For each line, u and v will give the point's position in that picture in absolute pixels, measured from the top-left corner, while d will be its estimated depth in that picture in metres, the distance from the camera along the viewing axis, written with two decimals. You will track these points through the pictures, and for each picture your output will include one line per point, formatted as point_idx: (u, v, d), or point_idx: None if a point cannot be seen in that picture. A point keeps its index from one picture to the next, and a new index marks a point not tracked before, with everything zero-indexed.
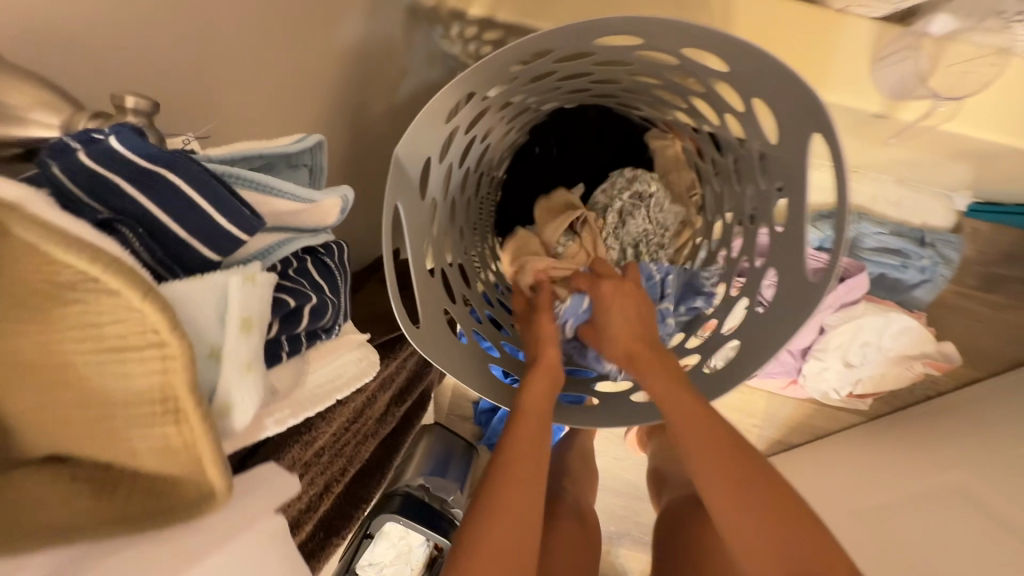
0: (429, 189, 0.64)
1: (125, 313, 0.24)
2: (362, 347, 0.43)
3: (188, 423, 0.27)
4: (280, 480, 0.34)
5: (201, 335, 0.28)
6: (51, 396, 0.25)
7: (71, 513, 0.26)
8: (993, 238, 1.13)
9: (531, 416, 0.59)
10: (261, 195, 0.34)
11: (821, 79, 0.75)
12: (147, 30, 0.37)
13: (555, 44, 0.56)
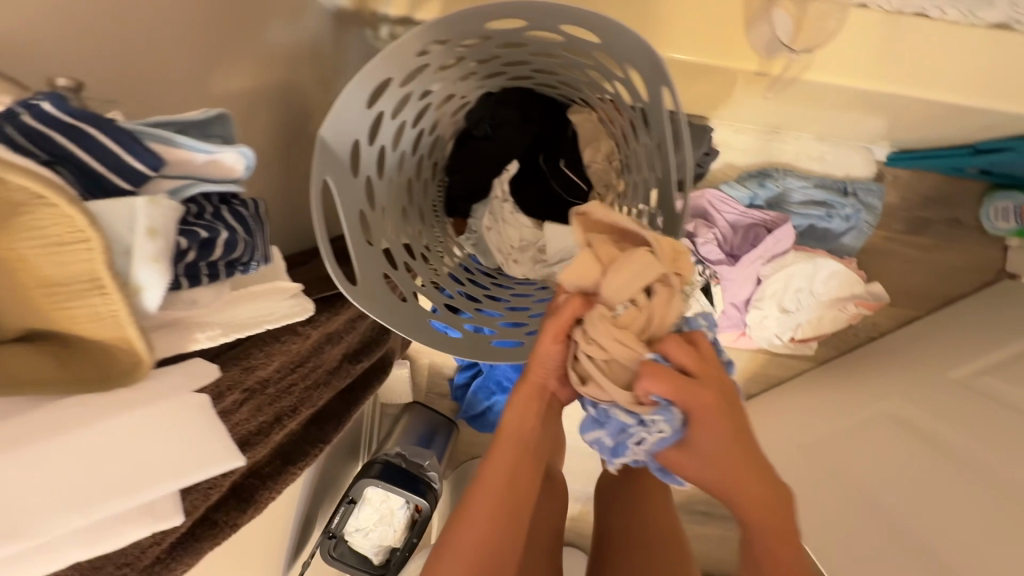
0: (362, 169, 0.73)
1: (58, 216, 0.34)
2: (297, 296, 0.53)
3: (113, 298, 0.37)
4: (201, 368, 0.44)
5: (118, 240, 0.37)
6: (12, 286, 0.35)
7: (39, 374, 0.36)
8: (912, 183, 1.21)
9: (517, 437, 0.67)
10: (165, 147, 0.39)
11: (706, 45, 0.84)
12: (92, 43, 0.46)
13: (451, 31, 0.65)
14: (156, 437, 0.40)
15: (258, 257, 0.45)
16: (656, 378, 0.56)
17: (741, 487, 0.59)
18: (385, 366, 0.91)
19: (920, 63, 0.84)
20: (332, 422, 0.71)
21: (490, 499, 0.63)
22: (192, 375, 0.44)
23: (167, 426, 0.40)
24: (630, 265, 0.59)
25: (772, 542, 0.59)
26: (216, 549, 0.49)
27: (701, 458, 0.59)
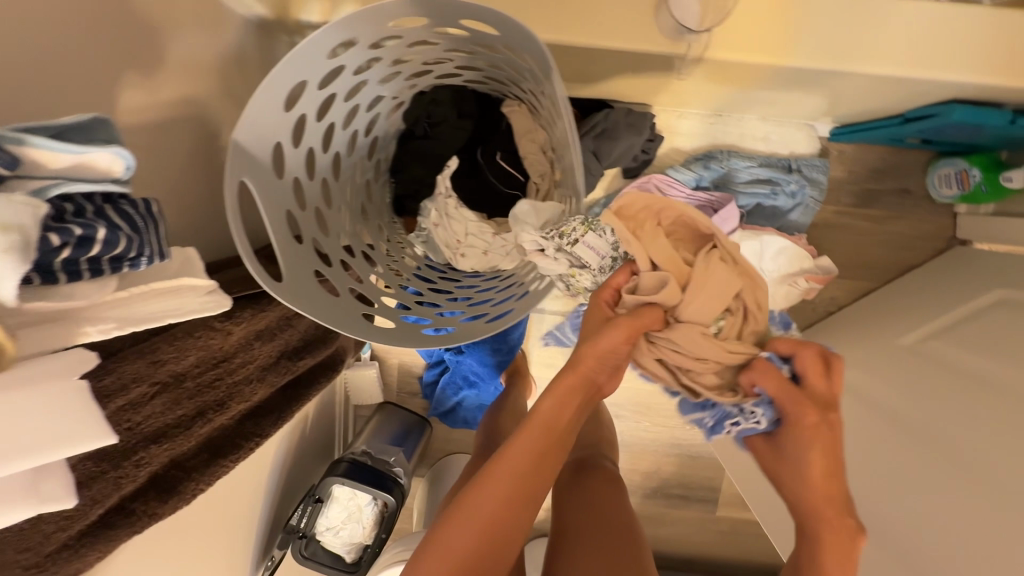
0: (287, 171, 0.75)
1: None
2: (210, 293, 0.56)
3: None
4: (72, 359, 0.40)
5: None
6: None
7: None
8: (858, 157, 1.23)
9: (546, 423, 0.67)
10: (24, 147, 0.38)
11: (618, 31, 0.85)
12: None
13: (356, 32, 0.68)
14: (19, 422, 0.36)
15: (151, 254, 0.46)
16: (765, 378, 0.63)
17: (816, 500, 0.60)
18: (336, 364, 0.93)
19: (833, 40, 0.87)
20: (270, 417, 0.73)
21: (504, 480, 0.63)
22: (62, 364, 0.39)
23: (29, 411, 0.36)
24: (717, 277, 0.63)
25: (828, 559, 0.58)
26: (135, 537, 0.51)
27: (782, 461, 0.63)
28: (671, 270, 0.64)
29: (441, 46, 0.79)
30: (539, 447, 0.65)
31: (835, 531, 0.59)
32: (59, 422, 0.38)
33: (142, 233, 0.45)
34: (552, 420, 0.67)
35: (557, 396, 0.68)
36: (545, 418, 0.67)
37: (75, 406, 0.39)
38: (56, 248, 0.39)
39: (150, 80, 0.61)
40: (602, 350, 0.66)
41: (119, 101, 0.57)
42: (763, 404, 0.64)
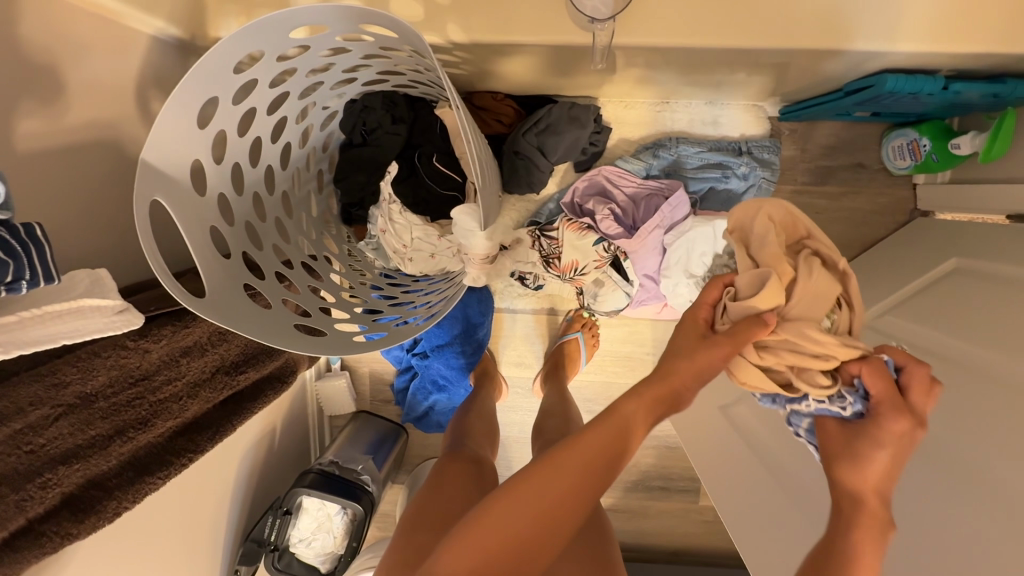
0: (210, 188, 0.76)
1: None
2: (122, 313, 0.57)
3: None
4: None
5: None
6: None
7: None
8: (810, 134, 1.22)
9: (622, 426, 0.59)
10: None
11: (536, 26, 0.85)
12: None
13: (260, 43, 0.68)
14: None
15: (32, 276, 0.47)
16: (873, 374, 0.55)
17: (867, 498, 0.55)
18: (285, 375, 0.93)
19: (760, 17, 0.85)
20: (205, 432, 0.73)
21: (554, 484, 0.55)
22: None
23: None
24: (826, 277, 0.58)
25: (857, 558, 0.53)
26: (45, 559, 0.52)
27: (849, 457, 0.56)
28: (775, 267, 0.58)
29: (356, 52, 0.79)
30: (607, 444, 0.57)
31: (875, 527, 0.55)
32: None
33: (22, 258, 0.46)
34: (627, 430, 0.59)
35: (641, 403, 0.61)
36: (620, 423, 0.59)
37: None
38: None
39: (49, 110, 0.62)
40: (701, 356, 0.61)
41: (14, 133, 0.58)
42: (858, 397, 0.56)
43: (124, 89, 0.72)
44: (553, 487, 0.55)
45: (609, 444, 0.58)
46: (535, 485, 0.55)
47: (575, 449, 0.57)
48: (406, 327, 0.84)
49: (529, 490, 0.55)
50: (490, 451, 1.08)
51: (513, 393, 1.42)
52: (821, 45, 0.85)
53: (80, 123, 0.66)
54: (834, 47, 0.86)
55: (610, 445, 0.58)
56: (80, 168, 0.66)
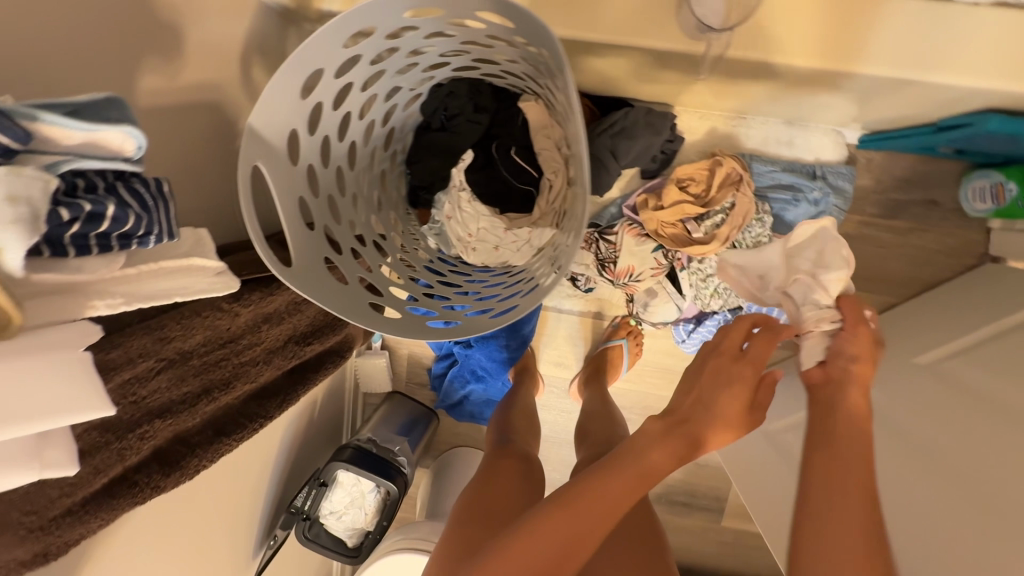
0: (302, 158, 0.76)
1: None
2: (219, 274, 0.57)
3: None
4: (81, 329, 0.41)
5: None
6: None
7: None
8: (887, 165, 1.19)
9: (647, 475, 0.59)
10: (29, 122, 0.37)
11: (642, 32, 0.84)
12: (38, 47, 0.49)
13: (373, 21, 0.68)
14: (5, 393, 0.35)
15: (159, 232, 0.48)
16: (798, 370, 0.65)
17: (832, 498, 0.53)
18: (343, 350, 0.93)
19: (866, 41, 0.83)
20: (274, 399, 0.74)
21: (577, 525, 0.55)
22: (70, 335, 0.40)
23: (27, 379, 0.36)
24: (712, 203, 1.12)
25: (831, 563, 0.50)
26: (136, 508, 0.53)
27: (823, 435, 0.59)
28: (701, 189, 1.14)
29: (460, 38, 0.78)
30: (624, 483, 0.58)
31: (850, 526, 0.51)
32: (48, 397, 0.37)
33: (149, 214, 0.46)
34: (650, 473, 0.59)
35: (667, 447, 0.60)
36: (642, 467, 0.59)
37: (77, 374, 0.39)
38: (66, 223, 0.40)
39: (168, 65, 0.62)
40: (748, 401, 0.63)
41: (138, 85, 0.58)
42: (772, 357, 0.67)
43: (231, 52, 0.73)
44: (576, 526, 0.55)
45: (630, 484, 0.58)
46: (553, 528, 0.55)
47: (597, 494, 0.57)
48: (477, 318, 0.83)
49: (546, 535, 0.55)
50: (535, 447, 1.10)
51: (548, 392, 1.42)
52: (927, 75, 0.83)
53: (189, 82, 0.66)
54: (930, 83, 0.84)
55: (632, 485, 0.59)
56: (186, 124, 0.66)
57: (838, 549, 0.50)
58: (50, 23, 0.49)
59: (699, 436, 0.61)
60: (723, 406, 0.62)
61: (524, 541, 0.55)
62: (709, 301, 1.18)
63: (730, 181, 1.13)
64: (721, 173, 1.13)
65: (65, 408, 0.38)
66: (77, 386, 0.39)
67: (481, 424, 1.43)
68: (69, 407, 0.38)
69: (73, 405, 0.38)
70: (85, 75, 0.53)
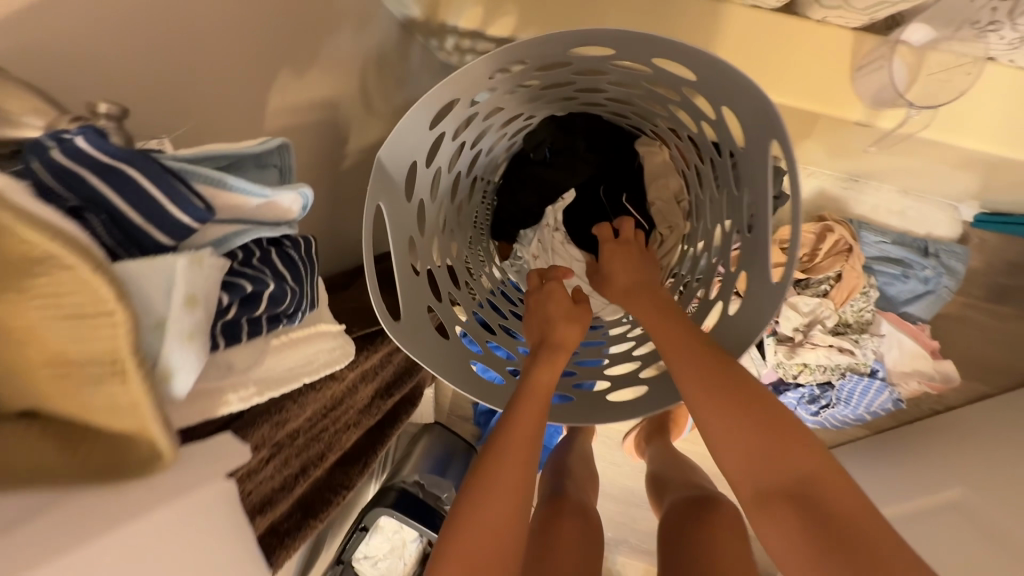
0: (416, 192, 0.67)
1: (86, 289, 0.23)
2: (339, 338, 0.48)
3: (132, 382, 0.25)
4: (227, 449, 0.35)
5: (144, 304, 0.25)
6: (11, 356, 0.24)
7: (44, 457, 0.26)
8: (1001, 248, 1.10)
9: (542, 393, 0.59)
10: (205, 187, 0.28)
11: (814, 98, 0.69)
12: (173, 63, 0.40)
13: (531, 54, 0.59)
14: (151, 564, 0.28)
15: (305, 306, 0.39)
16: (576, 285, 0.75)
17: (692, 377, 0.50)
18: (415, 398, 0.84)
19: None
20: (356, 465, 0.65)
21: (509, 479, 0.51)
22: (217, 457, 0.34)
23: (175, 537, 0.29)
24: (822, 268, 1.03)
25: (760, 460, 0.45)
26: None
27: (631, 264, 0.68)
28: (810, 252, 1.05)
29: (607, 78, 0.68)
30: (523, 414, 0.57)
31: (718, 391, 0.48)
32: (193, 558, 0.31)
33: (303, 287, 0.37)
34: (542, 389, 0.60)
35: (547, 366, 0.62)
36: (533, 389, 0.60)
37: (222, 516, 0.32)
38: (222, 309, 0.31)
39: (298, 82, 0.54)
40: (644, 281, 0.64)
41: (268, 104, 0.50)
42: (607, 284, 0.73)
43: (353, 67, 0.65)
44: (506, 475, 0.51)
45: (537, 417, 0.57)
46: (496, 478, 0.51)
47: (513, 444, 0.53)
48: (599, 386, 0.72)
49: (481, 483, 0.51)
50: (594, 497, 1.00)
51: (598, 440, 1.34)
52: None
53: (309, 101, 0.57)
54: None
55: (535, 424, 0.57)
56: (300, 148, 0.57)
57: (745, 451, 0.46)
58: (187, 35, 0.41)
59: (558, 340, 0.66)
60: (557, 311, 0.70)
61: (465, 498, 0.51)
62: (795, 373, 1.06)
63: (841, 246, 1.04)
64: (833, 237, 1.04)
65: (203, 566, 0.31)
66: (217, 532, 0.32)
67: None
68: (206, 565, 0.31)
69: (209, 565, 0.32)
70: (222, 95, 0.45)
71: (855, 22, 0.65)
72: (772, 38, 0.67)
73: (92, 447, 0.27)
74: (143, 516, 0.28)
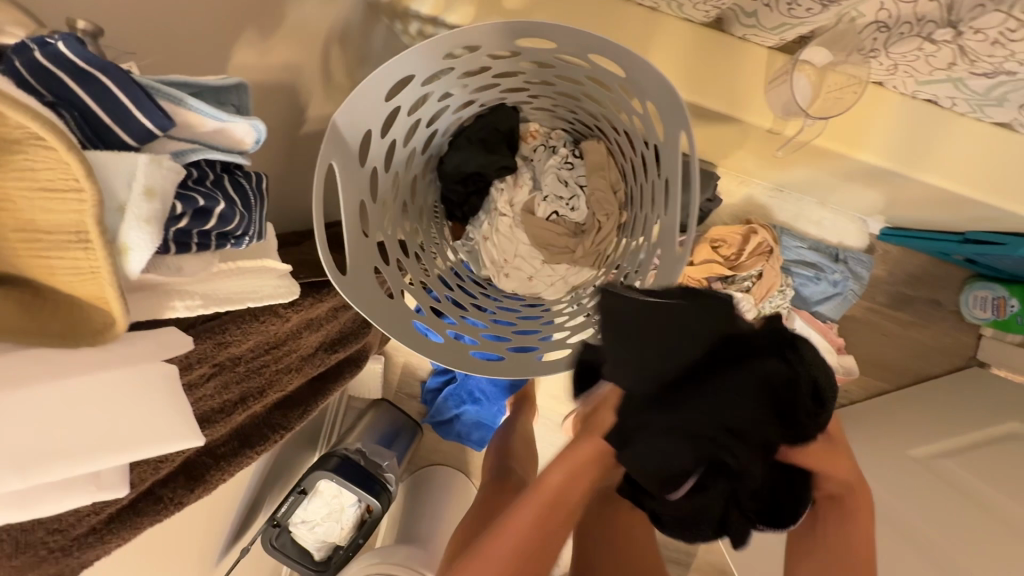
0: (370, 159, 0.73)
1: (56, 163, 0.27)
2: (283, 277, 0.52)
3: (95, 250, 0.29)
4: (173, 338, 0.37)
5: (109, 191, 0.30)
6: None
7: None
8: (901, 260, 1.24)
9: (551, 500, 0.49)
10: (169, 104, 0.33)
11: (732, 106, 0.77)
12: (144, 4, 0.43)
13: (481, 41, 0.66)
14: (96, 409, 0.31)
15: (253, 234, 0.43)
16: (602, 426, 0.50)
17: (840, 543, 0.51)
18: (359, 359, 0.88)
19: (966, 160, 0.75)
20: (295, 409, 0.69)
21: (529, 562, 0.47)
22: (161, 344, 0.36)
23: (119, 395, 0.33)
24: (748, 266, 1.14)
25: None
26: (155, 527, 0.47)
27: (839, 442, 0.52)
28: (735, 253, 1.15)
29: (553, 71, 0.77)
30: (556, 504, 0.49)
31: (865, 542, 0.51)
32: (141, 414, 0.34)
33: (253, 214, 0.42)
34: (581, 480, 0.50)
35: (569, 474, 0.49)
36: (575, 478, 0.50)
37: (163, 393, 0.35)
38: (176, 216, 0.35)
39: (261, 42, 0.59)
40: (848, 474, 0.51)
41: (232, 57, 0.54)
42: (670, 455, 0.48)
43: (316, 39, 0.69)
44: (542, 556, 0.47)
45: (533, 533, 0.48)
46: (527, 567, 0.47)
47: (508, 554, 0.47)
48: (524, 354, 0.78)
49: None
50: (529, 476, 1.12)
51: (540, 423, 1.40)
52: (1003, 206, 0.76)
53: (271, 63, 0.61)
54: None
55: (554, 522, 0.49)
56: (261, 105, 0.61)
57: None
58: None
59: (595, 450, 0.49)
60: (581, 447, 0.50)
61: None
62: None
63: (762, 248, 1.14)
64: (752, 240, 1.14)
65: (146, 435, 0.34)
66: (164, 405, 0.35)
67: (465, 445, 1.39)
68: (153, 432, 0.34)
69: (160, 432, 0.34)
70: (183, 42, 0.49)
71: (772, 41, 0.75)
72: (701, 49, 0.77)
73: (50, 312, 0.31)
74: (91, 372, 0.31)
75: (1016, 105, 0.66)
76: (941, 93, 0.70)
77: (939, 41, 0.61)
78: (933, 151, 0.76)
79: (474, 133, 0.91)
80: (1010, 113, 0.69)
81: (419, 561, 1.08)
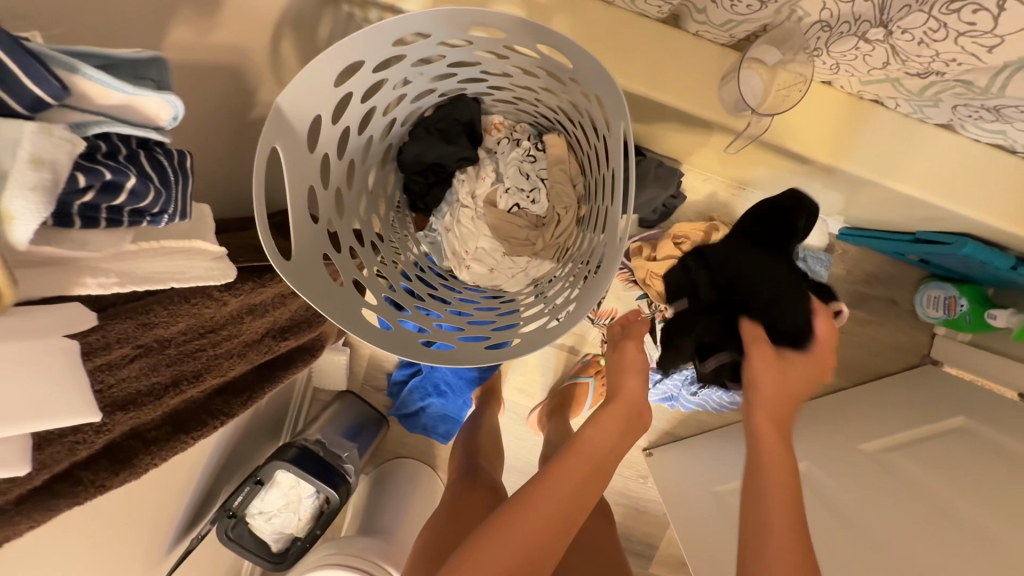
0: (320, 145, 0.72)
1: None
2: (216, 259, 0.52)
3: None
4: (73, 311, 0.36)
5: None
6: None
7: None
8: (859, 259, 1.27)
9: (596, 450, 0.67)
10: (66, 74, 0.32)
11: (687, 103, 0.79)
12: None
13: (432, 28, 0.66)
14: None
15: (174, 212, 0.42)
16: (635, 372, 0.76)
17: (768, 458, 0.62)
18: (314, 348, 0.88)
19: (911, 159, 0.77)
20: (239, 396, 0.68)
21: (569, 482, 0.63)
22: (62, 315, 0.35)
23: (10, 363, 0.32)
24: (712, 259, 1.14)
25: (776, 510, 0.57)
26: (75, 509, 0.46)
27: (798, 369, 0.72)
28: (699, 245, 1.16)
29: (510, 62, 0.78)
30: (596, 450, 0.67)
31: (785, 474, 0.60)
32: (33, 389, 0.33)
33: (172, 192, 0.41)
34: (609, 442, 0.68)
35: (601, 422, 0.70)
36: (614, 419, 0.71)
37: (60, 366, 0.35)
38: (80, 189, 0.35)
39: (202, 24, 0.58)
40: (781, 374, 0.70)
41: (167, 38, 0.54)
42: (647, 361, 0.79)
43: (267, 22, 0.69)
44: (575, 469, 0.64)
45: (580, 474, 0.64)
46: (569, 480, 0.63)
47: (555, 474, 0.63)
48: (479, 346, 0.78)
49: (523, 519, 0.59)
50: (499, 470, 1.11)
51: (506, 416, 1.40)
52: (946, 205, 0.78)
53: (215, 45, 0.61)
54: (968, 218, 0.78)
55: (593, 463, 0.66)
56: (203, 86, 0.61)
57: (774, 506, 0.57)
58: None
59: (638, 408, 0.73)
60: (632, 382, 0.75)
61: (507, 522, 0.59)
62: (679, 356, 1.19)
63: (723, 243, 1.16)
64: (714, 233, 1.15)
65: (39, 408, 0.34)
66: (60, 379, 0.35)
67: (431, 437, 1.39)
68: (46, 407, 0.34)
69: (53, 407, 0.34)
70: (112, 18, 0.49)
71: (723, 39, 0.77)
72: (652, 45, 0.77)
73: None
74: None
75: (950, 106, 0.68)
76: (882, 93, 0.72)
77: (872, 40, 0.63)
78: (877, 151, 0.78)
79: (433, 123, 0.91)
80: (947, 115, 0.71)
81: (377, 555, 1.07)
